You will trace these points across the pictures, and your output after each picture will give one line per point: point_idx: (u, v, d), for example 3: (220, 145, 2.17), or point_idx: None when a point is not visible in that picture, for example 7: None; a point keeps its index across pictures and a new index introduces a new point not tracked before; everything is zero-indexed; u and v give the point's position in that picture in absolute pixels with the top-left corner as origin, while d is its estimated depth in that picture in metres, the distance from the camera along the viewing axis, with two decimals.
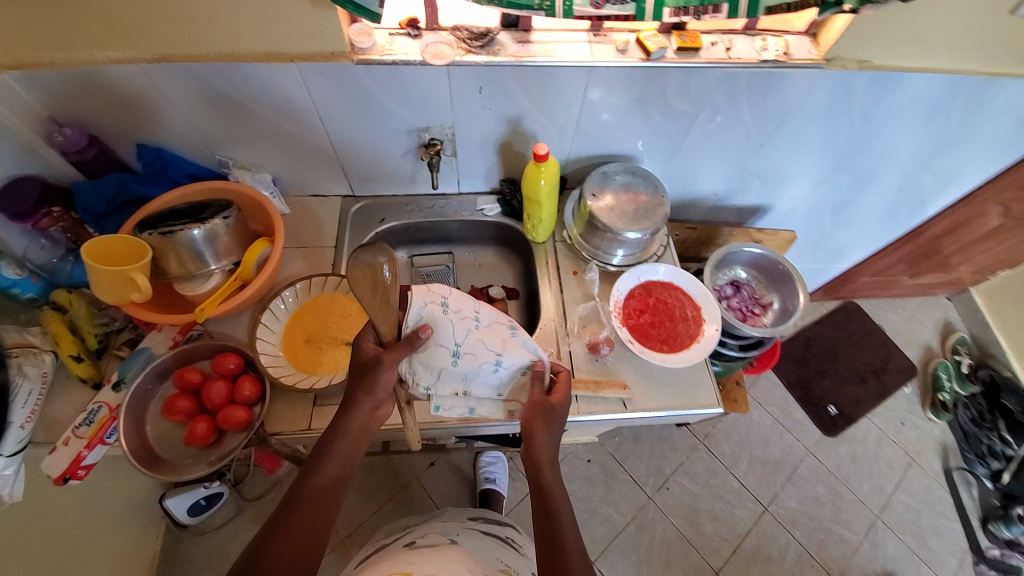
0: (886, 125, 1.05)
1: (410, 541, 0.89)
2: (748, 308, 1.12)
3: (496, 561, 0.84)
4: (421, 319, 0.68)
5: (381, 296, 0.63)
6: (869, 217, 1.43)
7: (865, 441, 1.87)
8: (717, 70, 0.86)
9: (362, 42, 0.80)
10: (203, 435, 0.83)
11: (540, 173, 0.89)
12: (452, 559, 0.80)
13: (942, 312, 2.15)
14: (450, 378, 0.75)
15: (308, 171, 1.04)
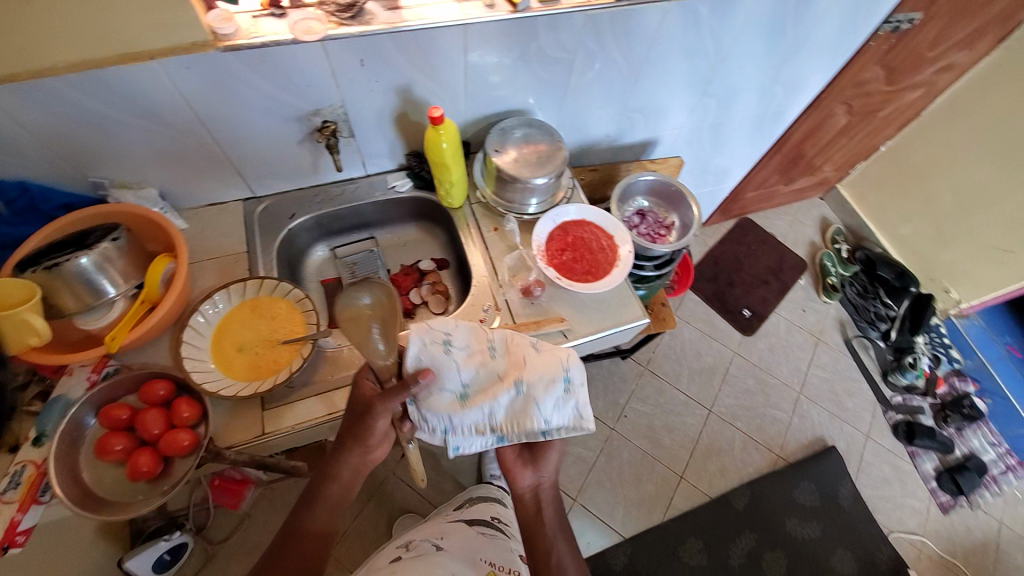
0: (734, 47, 1.19)
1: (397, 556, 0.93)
2: (655, 231, 1.26)
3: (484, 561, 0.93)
4: (419, 361, 0.81)
5: (361, 326, 0.82)
6: (741, 134, 1.62)
7: (777, 332, 2.14)
8: (581, 14, 0.93)
9: (225, 28, 0.77)
10: (149, 464, 0.80)
11: (440, 136, 0.91)
12: (441, 564, 0.85)
13: (817, 210, 2.48)
14: (462, 414, 0.81)
15: (198, 179, 0.98)
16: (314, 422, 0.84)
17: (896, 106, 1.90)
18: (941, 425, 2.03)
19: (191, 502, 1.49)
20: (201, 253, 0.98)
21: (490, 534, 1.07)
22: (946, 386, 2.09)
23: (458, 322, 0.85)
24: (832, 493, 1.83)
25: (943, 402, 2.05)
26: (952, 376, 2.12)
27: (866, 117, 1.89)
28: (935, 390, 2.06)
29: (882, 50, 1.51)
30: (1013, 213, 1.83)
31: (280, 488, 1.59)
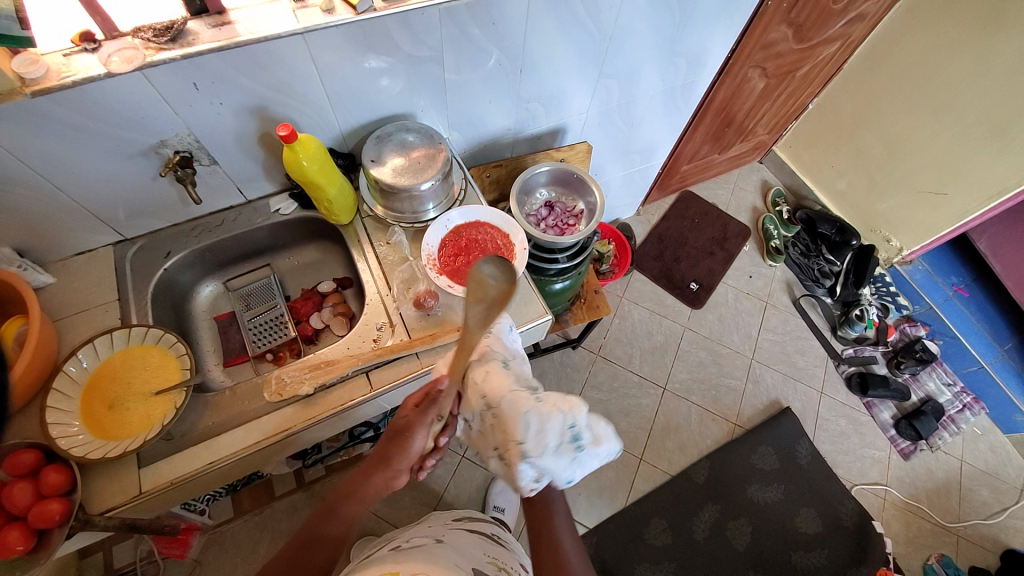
0: (620, 23, 1.15)
1: (396, 546, 0.85)
2: (564, 221, 1.24)
3: (485, 558, 0.89)
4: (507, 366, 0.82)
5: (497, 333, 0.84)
6: (655, 110, 1.59)
7: (726, 302, 2.14)
8: (434, 9, 0.88)
9: (32, 72, 0.70)
10: (21, 541, 0.73)
11: (297, 153, 0.87)
12: (444, 556, 0.80)
13: (758, 174, 2.48)
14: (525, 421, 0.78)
15: (54, 231, 0.91)
16: (195, 472, 0.81)
17: (815, 62, 1.87)
18: (894, 372, 2.02)
19: (136, 556, 1.45)
20: (67, 308, 0.92)
21: (484, 538, 0.99)
22: (897, 333, 2.09)
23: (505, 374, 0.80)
24: (791, 454, 1.83)
25: (895, 349, 2.04)
26: (902, 323, 2.12)
27: (785, 77, 1.87)
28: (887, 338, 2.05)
29: (783, 10, 1.49)
30: (936, 157, 1.85)
31: (228, 531, 1.54)
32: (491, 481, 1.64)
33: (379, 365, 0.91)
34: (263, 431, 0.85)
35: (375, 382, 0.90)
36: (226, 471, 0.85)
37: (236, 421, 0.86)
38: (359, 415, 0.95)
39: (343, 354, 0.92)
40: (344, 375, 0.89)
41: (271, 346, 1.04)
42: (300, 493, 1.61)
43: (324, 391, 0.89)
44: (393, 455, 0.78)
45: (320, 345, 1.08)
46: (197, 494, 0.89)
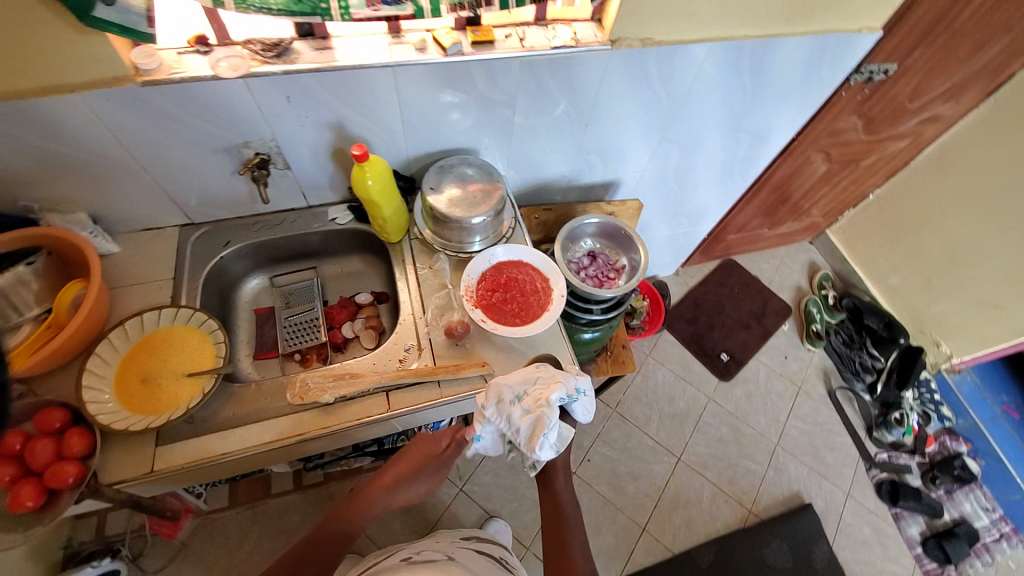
0: (690, 92, 1.17)
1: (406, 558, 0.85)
2: (604, 273, 1.24)
3: None
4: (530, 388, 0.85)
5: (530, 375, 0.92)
6: (711, 179, 1.59)
7: (756, 380, 2.05)
8: (517, 60, 0.92)
9: (146, 64, 0.77)
10: (31, 497, 0.76)
11: (365, 173, 0.91)
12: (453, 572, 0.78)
13: (807, 255, 2.42)
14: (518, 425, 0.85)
15: (132, 206, 0.98)
16: (203, 460, 0.82)
17: (881, 155, 1.84)
18: (928, 487, 1.86)
19: (127, 528, 1.47)
20: (125, 278, 0.97)
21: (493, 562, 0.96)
22: (935, 444, 1.94)
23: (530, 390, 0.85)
24: (804, 555, 1.70)
25: (932, 462, 1.90)
26: (942, 434, 1.97)
27: (849, 166, 1.85)
28: (924, 448, 1.92)
29: (856, 101, 1.50)
30: (1002, 270, 1.76)
31: (218, 520, 1.54)
32: (483, 521, 1.59)
33: (399, 386, 0.91)
34: (277, 431, 0.86)
35: (392, 403, 0.90)
36: (232, 464, 0.86)
37: (255, 417, 0.87)
38: (369, 433, 0.95)
39: (367, 369, 0.93)
40: (365, 391, 0.89)
41: (300, 347, 1.06)
42: (294, 495, 1.60)
43: (343, 404, 0.89)
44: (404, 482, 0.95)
45: (347, 354, 1.10)
46: (199, 481, 0.90)
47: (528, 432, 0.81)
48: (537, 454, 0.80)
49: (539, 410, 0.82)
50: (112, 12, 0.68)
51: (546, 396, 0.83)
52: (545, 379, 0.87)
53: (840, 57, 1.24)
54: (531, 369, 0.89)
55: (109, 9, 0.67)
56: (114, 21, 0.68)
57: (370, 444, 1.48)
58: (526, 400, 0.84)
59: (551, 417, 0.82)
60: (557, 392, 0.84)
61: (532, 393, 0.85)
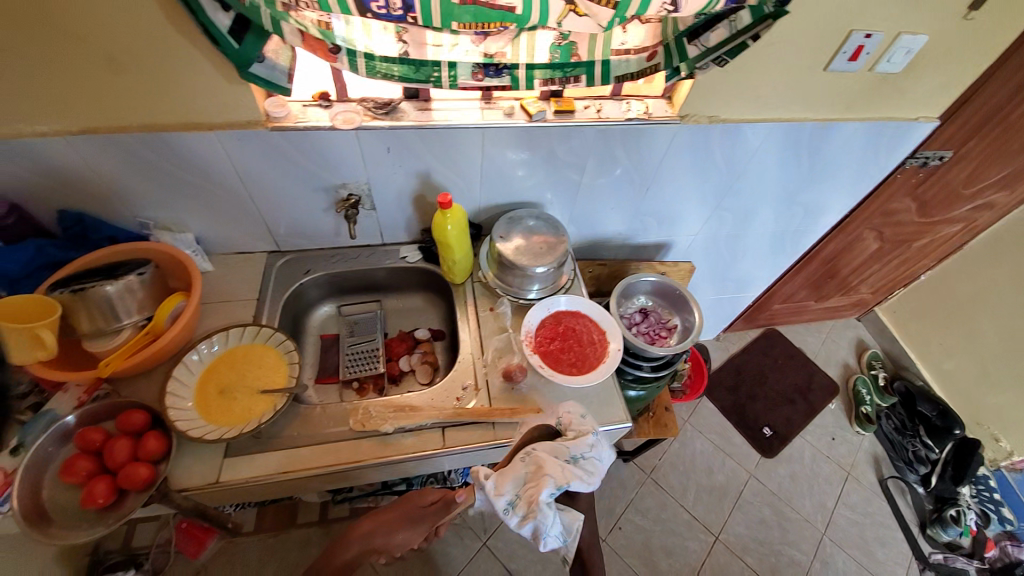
0: (749, 166, 1.23)
1: None
2: (656, 331, 1.25)
3: None
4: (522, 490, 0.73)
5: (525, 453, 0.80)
6: (762, 249, 1.62)
7: (801, 460, 1.95)
8: (593, 128, 1.01)
9: (277, 112, 0.88)
10: (103, 495, 0.78)
11: (446, 219, 0.99)
12: None
13: (853, 332, 2.36)
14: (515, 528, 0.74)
15: (232, 231, 1.08)
16: (268, 476, 0.85)
17: (934, 238, 1.83)
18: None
19: (154, 541, 1.47)
20: (215, 296, 1.06)
21: None
22: (996, 550, 1.75)
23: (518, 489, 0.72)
24: None
25: (993, 570, 1.72)
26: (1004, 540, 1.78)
27: (901, 246, 1.84)
28: (984, 553, 1.74)
29: (910, 183, 1.53)
30: None
31: (242, 544, 1.53)
32: None
33: (455, 424, 0.93)
34: (336, 456, 0.88)
35: (447, 440, 0.91)
36: (288, 484, 0.88)
37: (317, 438, 0.90)
38: (421, 469, 0.96)
39: (426, 403, 0.96)
40: (422, 424, 0.92)
41: (359, 375, 1.10)
42: (318, 528, 1.58)
43: (400, 435, 0.91)
44: (393, 523, 0.84)
45: (401, 387, 1.13)
46: (252, 498, 0.92)
47: (529, 535, 0.72)
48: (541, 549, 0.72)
49: (530, 515, 0.71)
50: (262, 68, 0.77)
51: (535, 498, 0.71)
52: (535, 474, 0.73)
53: (895, 144, 1.29)
54: (516, 462, 0.76)
55: (260, 65, 0.77)
56: (261, 75, 0.77)
57: (401, 483, 1.47)
58: (514, 502, 0.72)
59: (546, 516, 0.71)
60: (547, 491, 0.71)
61: (521, 494, 0.72)
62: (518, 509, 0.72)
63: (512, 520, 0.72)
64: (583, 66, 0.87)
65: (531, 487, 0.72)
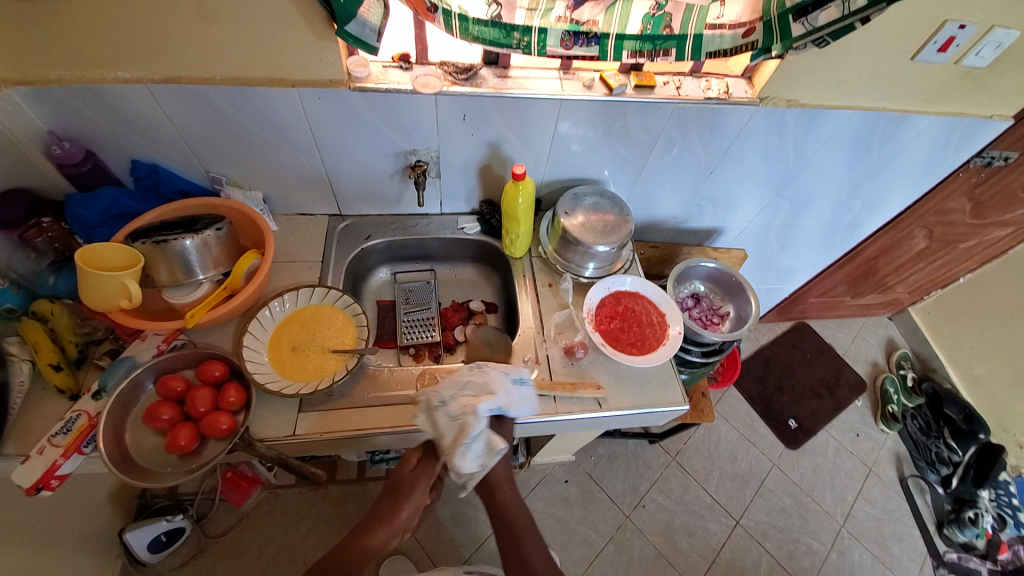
0: (817, 154, 1.20)
1: None
2: (708, 317, 1.25)
3: None
4: (463, 396, 0.83)
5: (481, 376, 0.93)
6: (811, 240, 1.60)
7: (824, 453, 1.97)
8: (670, 105, 0.99)
9: (359, 72, 0.87)
10: (187, 440, 0.82)
11: (518, 191, 0.98)
12: None
13: (884, 331, 2.34)
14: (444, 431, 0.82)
15: (298, 191, 1.08)
16: (343, 433, 0.87)
17: (982, 241, 1.79)
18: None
19: (199, 489, 1.51)
20: (282, 256, 1.07)
21: None
22: (1008, 553, 1.79)
23: (460, 393, 0.83)
24: None
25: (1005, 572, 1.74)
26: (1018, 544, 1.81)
27: (948, 246, 1.81)
28: (997, 555, 1.77)
29: (970, 183, 1.48)
30: None
31: (284, 496, 1.59)
32: None
33: None
34: (403, 418, 0.90)
35: None
36: (358, 442, 0.91)
37: (385, 400, 0.92)
38: None
39: None
40: None
41: (415, 342, 1.11)
42: (354, 487, 1.64)
43: None
44: (391, 510, 0.83)
45: (455, 356, 1.14)
46: (320, 453, 0.96)
47: (451, 437, 0.80)
48: (457, 462, 0.79)
49: (465, 418, 0.80)
50: (353, 25, 0.76)
51: (473, 405, 0.80)
52: (478, 385, 0.84)
53: (967, 140, 1.25)
54: (463, 374, 0.86)
55: (351, 21, 0.75)
56: (351, 33, 0.76)
57: None
58: (452, 405, 0.81)
59: (477, 425, 0.80)
60: (486, 403, 0.81)
61: (461, 400, 0.82)
62: (452, 410, 0.81)
63: (444, 424, 0.81)
64: (674, 39, 0.84)
65: (472, 396, 0.82)
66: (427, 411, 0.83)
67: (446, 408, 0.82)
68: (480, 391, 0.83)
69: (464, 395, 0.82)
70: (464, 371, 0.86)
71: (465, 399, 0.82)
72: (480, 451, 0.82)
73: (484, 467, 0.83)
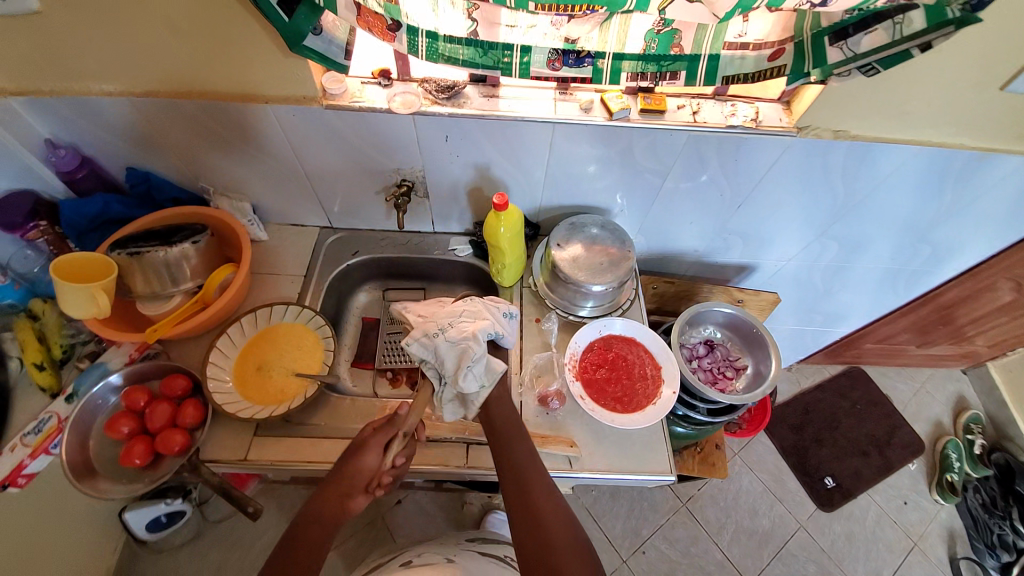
0: (875, 192, 1.00)
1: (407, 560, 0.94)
2: (720, 370, 1.11)
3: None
4: (456, 321, 0.78)
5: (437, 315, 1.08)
6: (865, 284, 1.37)
7: (863, 519, 1.72)
8: (685, 133, 0.86)
9: (334, 89, 0.81)
10: (140, 456, 0.82)
11: (499, 221, 0.90)
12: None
13: (954, 386, 2.01)
14: (439, 357, 0.75)
15: (286, 202, 1.05)
16: (293, 463, 0.84)
17: None
18: None
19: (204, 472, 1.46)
20: (265, 267, 1.06)
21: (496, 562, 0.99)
22: None
23: (453, 317, 0.78)
24: None
25: None
26: None
27: None
28: None
29: None
30: None
31: (279, 490, 1.59)
32: None
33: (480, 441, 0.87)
34: None
35: (470, 459, 0.86)
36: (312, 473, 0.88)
37: (341, 432, 0.89)
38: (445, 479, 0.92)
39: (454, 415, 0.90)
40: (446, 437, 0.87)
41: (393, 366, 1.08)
42: None
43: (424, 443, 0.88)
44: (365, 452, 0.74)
45: None
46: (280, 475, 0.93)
47: (453, 363, 0.74)
48: (461, 386, 0.74)
49: (467, 341, 0.75)
50: (317, 42, 0.70)
51: (472, 330, 0.76)
52: (473, 312, 0.80)
53: None
54: (456, 304, 0.81)
55: (315, 38, 0.70)
56: (317, 50, 0.71)
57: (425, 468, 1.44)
58: (452, 330, 0.76)
59: (479, 347, 0.75)
60: (484, 327, 0.77)
61: (457, 325, 0.77)
62: (451, 333, 0.76)
63: (444, 350, 0.75)
64: (684, 60, 0.72)
65: (470, 319, 0.79)
66: (423, 339, 0.75)
67: (442, 333, 0.76)
68: (476, 318, 0.79)
69: (459, 318, 0.78)
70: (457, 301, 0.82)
71: (460, 326, 0.77)
72: (482, 374, 0.77)
73: (485, 390, 0.77)
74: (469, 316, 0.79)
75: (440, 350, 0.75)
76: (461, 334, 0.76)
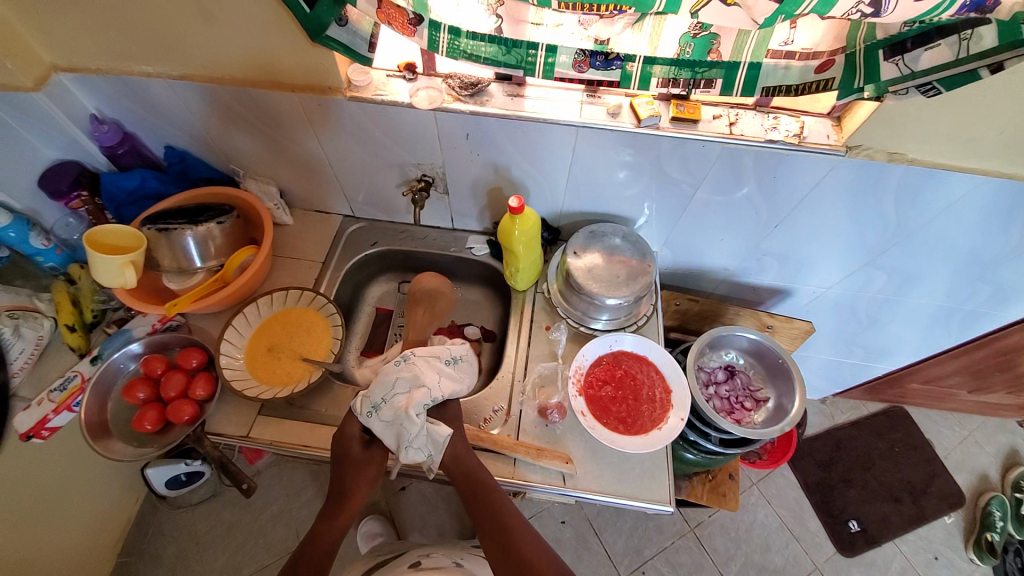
0: (931, 223, 0.91)
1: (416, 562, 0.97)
2: (739, 399, 1.04)
3: None
4: (388, 395, 0.78)
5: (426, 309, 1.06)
6: (914, 320, 1.25)
7: (887, 570, 1.60)
8: (719, 145, 0.80)
9: (359, 80, 0.82)
10: (152, 421, 0.87)
11: (514, 225, 0.88)
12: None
13: (1011, 438, 1.82)
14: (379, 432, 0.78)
15: (311, 189, 1.07)
16: (290, 447, 0.85)
17: None
18: None
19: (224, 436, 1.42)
20: (286, 250, 1.08)
21: None
22: None
23: (387, 389, 0.79)
24: None
25: None
26: None
27: None
28: None
29: None
30: None
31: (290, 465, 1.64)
32: None
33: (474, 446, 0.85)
34: None
35: None
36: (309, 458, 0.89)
37: (340, 420, 0.89)
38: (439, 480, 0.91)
39: None
40: None
41: None
42: None
43: None
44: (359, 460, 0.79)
45: None
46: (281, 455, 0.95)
47: (393, 439, 0.77)
48: (402, 457, 0.76)
49: (400, 418, 0.76)
50: (342, 32, 0.70)
51: (404, 404, 0.77)
52: (408, 380, 0.80)
53: None
54: (391, 371, 0.82)
55: (341, 28, 0.70)
56: (340, 41, 0.70)
57: None
58: (386, 406, 0.77)
59: (414, 424, 0.76)
60: (417, 401, 0.77)
61: (391, 401, 0.78)
62: (384, 411, 0.77)
63: (382, 426, 0.77)
64: (721, 67, 0.66)
65: (404, 388, 0.79)
66: (363, 414, 0.78)
67: (375, 411, 0.78)
68: (411, 387, 0.79)
69: (392, 389, 0.79)
70: (390, 366, 0.82)
71: (393, 399, 0.78)
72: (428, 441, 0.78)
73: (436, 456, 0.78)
74: (404, 383, 0.79)
75: (378, 423, 0.77)
76: (396, 407, 0.77)
